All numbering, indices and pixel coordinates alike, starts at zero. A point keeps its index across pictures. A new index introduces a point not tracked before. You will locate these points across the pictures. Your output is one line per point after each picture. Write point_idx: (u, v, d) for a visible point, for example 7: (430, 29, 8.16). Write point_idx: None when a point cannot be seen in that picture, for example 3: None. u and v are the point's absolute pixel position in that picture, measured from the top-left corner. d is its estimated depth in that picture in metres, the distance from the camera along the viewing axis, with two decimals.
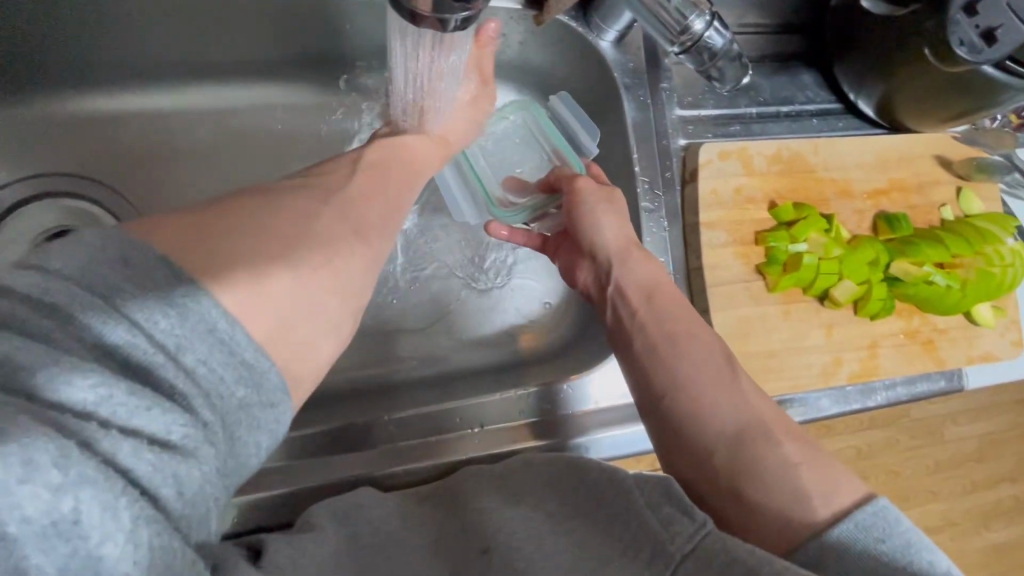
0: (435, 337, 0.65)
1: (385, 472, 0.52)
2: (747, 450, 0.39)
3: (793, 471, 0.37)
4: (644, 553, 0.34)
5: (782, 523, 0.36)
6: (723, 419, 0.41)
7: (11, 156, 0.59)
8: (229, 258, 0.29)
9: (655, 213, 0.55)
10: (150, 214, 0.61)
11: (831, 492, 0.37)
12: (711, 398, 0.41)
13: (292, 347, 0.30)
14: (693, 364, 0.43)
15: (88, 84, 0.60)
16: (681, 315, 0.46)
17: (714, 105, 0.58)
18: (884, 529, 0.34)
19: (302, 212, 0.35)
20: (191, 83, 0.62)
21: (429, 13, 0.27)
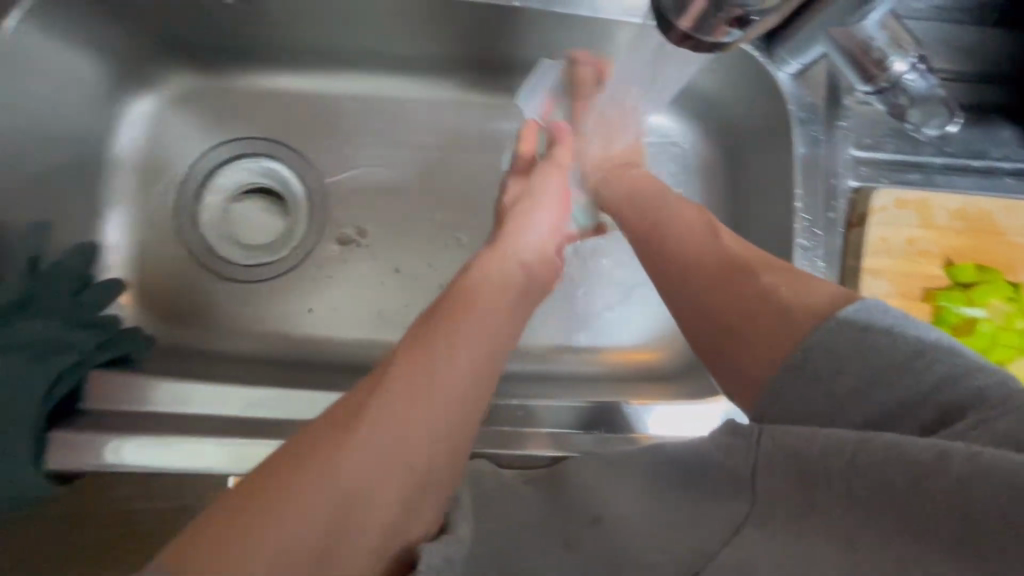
0: (558, 337, 0.67)
1: (503, 454, 0.55)
2: (725, 285, 0.44)
3: (769, 290, 0.42)
4: (729, 490, 0.35)
5: (774, 333, 0.39)
6: (693, 264, 0.47)
7: (227, 119, 0.69)
8: (269, 519, 0.32)
9: (812, 252, 0.53)
10: (325, 183, 0.70)
11: (805, 290, 0.41)
12: (682, 257, 0.48)
13: None
14: (679, 238, 0.49)
15: (297, 64, 0.68)
16: (686, 229, 0.49)
17: (894, 150, 0.55)
18: (868, 315, 0.37)
19: (364, 403, 0.37)
20: (379, 73, 0.69)
21: (688, 25, 0.34)
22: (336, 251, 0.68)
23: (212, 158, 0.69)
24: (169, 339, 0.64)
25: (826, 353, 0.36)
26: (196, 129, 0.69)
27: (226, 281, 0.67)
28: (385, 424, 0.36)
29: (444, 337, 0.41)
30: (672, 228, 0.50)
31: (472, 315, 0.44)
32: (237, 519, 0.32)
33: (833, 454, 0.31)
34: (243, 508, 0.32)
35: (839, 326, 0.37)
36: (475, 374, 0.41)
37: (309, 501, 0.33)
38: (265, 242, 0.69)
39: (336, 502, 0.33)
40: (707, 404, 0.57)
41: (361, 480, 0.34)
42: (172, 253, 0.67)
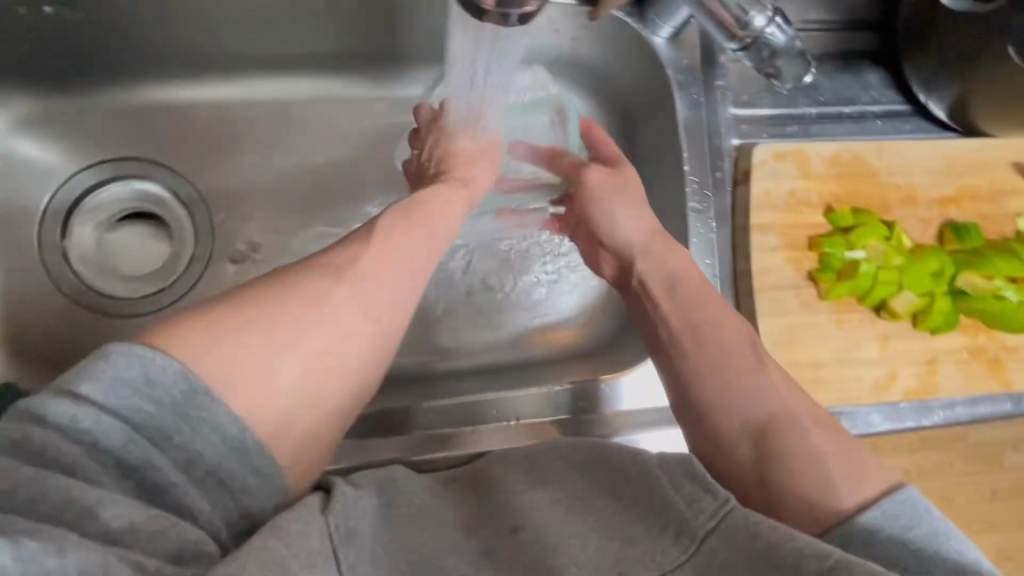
0: (476, 328, 0.66)
1: (424, 457, 0.53)
2: (774, 433, 0.39)
3: (797, 462, 0.38)
4: (669, 531, 0.35)
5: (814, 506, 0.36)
6: (754, 395, 0.41)
7: (87, 140, 0.63)
8: (255, 366, 0.35)
9: (704, 214, 0.54)
10: (209, 199, 0.65)
11: (857, 479, 0.37)
12: (728, 366, 0.42)
13: (273, 416, 0.35)
14: (722, 344, 0.44)
15: (158, 73, 0.63)
16: (704, 323, 0.45)
17: (772, 105, 0.56)
18: (911, 518, 0.35)
19: (335, 271, 0.41)
20: (252, 74, 0.64)
21: (494, 8, 0.32)
22: (230, 271, 0.64)
23: (76, 186, 0.63)
24: None
25: (859, 540, 0.34)
26: (52, 157, 0.63)
27: (110, 318, 0.62)
28: (349, 299, 0.40)
29: (409, 225, 0.46)
30: (712, 337, 0.44)
31: (449, 208, 0.50)
32: (218, 360, 0.35)
33: (813, 562, 0.31)
34: (223, 350, 0.35)
35: (876, 525, 0.35)
36: (427, 263, 0.46)
37: (294, 349, 0.37)
38: (152, 270, 0.64)
39: (317, 357, 0.38)
40: (624, 377, 0.57)
41: (334, 338, 0.39)
42: (44, 294, 0.61)
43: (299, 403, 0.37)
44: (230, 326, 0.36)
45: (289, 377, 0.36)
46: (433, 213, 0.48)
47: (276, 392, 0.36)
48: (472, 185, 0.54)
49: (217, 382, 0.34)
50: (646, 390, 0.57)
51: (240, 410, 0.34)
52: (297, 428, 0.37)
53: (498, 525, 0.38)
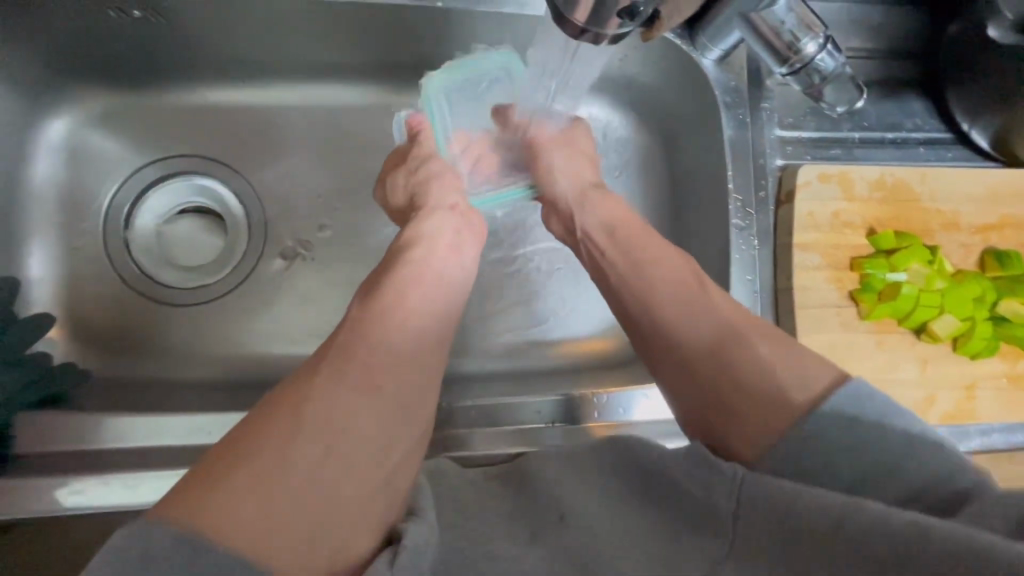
0: (513, 332, 0.67)
1: (467, 454, 0.55)
2: (727, 355, 0.44)
3: (744, 376, 0.42)
4: (706, 523, 0.35)
5: (772, 407, 0.40)
6: (702, 332, 0.46)
7: (153, 139, 0.67)
8: (261, 475, 0.34)
9: (746, 232, 0.55)
10: (264, 197, 0.68)
11: (806, 377, 0.41)
12: (679, 312, 0.47)
13: (300, 529, 0.34)
14: (670, 287, 0.49)
15: (223, 76, 0.66)
16: (653, 270, 0.50)
17: (815, 128, 0.58)
18: (858, 404, 0.38)
19: (329, 370, 0.41)
20: (312, 81, 0.67)
21: (584, 25, 0.35)
22: (279, 266, 0.67)
23: (140, 180, 0.67)
24: (109, 371, 0.61)
25: (820, 437, 0.37)
26: (120, 151, 0.66)
27: (165, 305, 0.65)
28: (352, 390, 0.40)
29: (392, 311, 0.46)
30: (655, 292, 0.49)
31: (440, 261, 0.51)
32: (242, 478, 0.34)
33: (819, 516, 0.31)
34: (215, 497, 0.33)
35: (827, 415, 0.38)
36: (423, 329, 0.47)
37: (304, 457, 0.36)
38: (205, 262, 0.67)
39: (320, 450, 0.37)
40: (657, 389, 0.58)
41: (343, 424, 0.38)
42: (104, 281, 0.64)
43: (317, 505, 0.35)
44: (216, 468, 0.35)
45: (300, 477, 0.35)
46: (411, 289, 0.48)
47: (289, 503, 0.34)
48: (461, 250, 0.53)
49: (214, 521, 0.32)
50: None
51: (253, 534, 0.32)
52: (321, 530, 0.35)
53: (546, 515, 0.40)
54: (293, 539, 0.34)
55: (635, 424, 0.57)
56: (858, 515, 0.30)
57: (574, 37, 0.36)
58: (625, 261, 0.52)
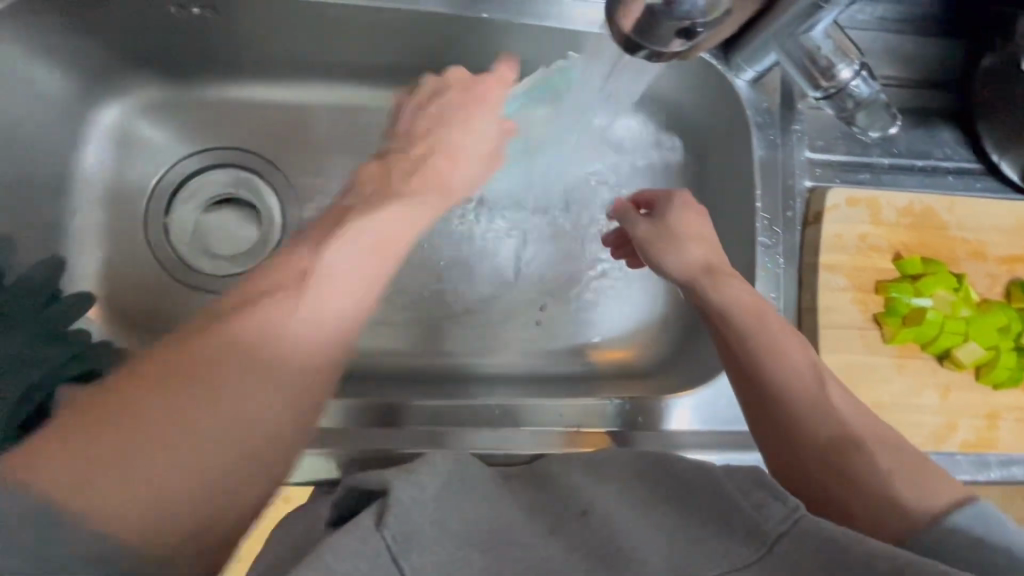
0: (535, 336, 0.69)
1: (490, 452, 0.56)
2: (848, 456, 0.40)
3: (862, 481, 0.39)
4: (738, 534, 0.37)
5: (888, 518, 0.37)
6: (827, 425, 0.42)
7: (198, 130, 0.69)
8: (128, 454, 0.31)
9: (772, 249, 0.56)
10: (300, 191, 0.70)
11: (927, 492, 0.38)
12: (797, 387, 0.43)
13: (173, 519, 0.31)
14: (788, 359, 0.44)
15: (271, 74, 0.68)
16: (766, 331, 0.45)
17: (846, 151, 0.59)
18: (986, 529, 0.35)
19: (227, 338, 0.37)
20: (355, 83, 0.70)
21: (632, 35, 0.38)
22: None
23: (184, 168, 0.69)
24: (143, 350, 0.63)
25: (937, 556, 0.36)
26: (168, 140, 0.68)
27: (199, 291, 0.67)
28: (259, 358, 0.38)
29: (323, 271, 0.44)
30: (772, 359, 0.44)
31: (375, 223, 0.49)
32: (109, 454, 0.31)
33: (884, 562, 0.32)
34: (82, 449, 0.31)
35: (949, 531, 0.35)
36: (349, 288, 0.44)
37: (180, 450, 0.32)
38: (240, 251, 0.69)
39: (212, 433, 0.34)
40: (692, 395, 0.59)
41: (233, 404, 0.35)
42: (143, 263, 0.66)
43: (191, 498, 0.32)
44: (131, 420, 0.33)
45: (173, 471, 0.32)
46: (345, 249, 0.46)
47: (166, 490, 0.31)
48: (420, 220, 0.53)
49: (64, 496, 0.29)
50: (708, 414, 0.59)
51: (124, 518, 0.30)
52: (221, 511, 0.34)
53: (566, 510, 0.40)
54: (166, 529, 0.31)
55: (675, 433, 0.58)
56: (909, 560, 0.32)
57: (623, 47, 0.39)
58: (758, 342, 0.45)
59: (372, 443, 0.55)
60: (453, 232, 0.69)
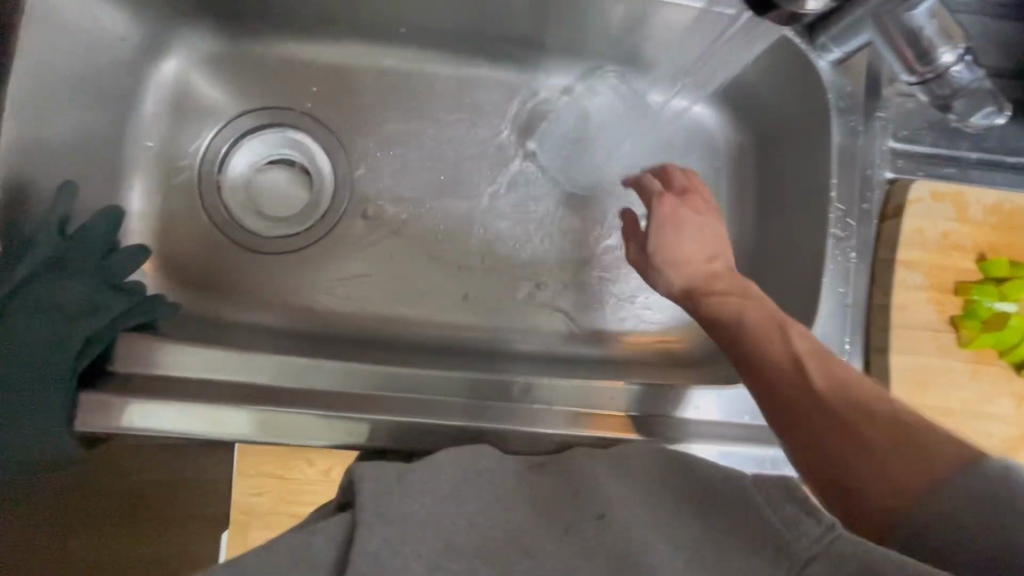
0: (581, 317, 0.68)
1: (512, 433, 0.55)
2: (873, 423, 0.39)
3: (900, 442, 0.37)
4: (766, 549, 0.34)
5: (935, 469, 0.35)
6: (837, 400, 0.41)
7: (252, 88, 0.68)
8: None
9: (844, 242, 0.53)
10: (352, 156, 0.69)
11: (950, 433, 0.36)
12: (796, 377, 0.44)
13: None
14: (782, 354, 0.45)
15: (329, 32, 0.67)
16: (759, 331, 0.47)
17: (932, 143, 0.55)
18: None
19: None
20: (410, 47, 0.68)
21: None
22: (360, 226, 0.68)
23: (238, 126, 0.68)
24: (190, 307, 0.63)
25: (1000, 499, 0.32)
26: (223, 97, 0.68)
27: (248, 252, 0.67)
28: None
29: None
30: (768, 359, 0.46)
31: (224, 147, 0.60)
32: None
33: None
34: None
35: None
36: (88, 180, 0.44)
37: None
38: (290, 213, 0.69)
39: None
40: (713, 390, 0.58)
41: None
42: (194, 220, 0.66)
43: None
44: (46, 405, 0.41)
45: None
46: None
47: None
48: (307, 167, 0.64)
49: None
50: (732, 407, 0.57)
51: None
52: None
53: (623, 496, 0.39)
54: None
55: (712, 423, 0.57)
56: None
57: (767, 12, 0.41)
58: (751, 344, 0.47)
59: (418, 411, 0.55)
60: (507, 209, 0.69)
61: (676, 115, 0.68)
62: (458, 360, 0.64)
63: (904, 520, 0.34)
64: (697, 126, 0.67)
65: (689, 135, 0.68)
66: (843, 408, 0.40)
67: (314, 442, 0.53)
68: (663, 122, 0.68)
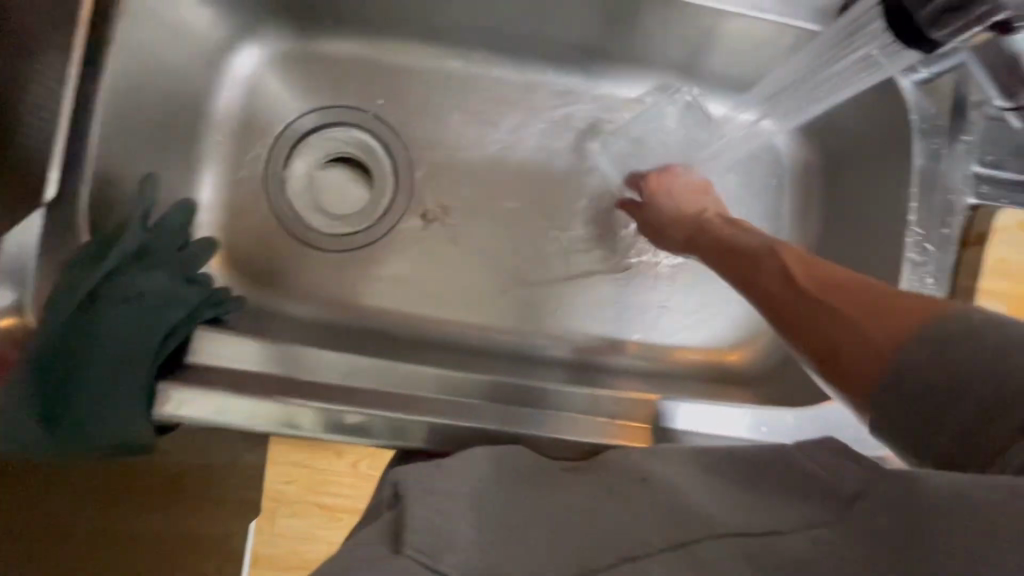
0: (637, 327, 0.68)
1: (532, 436, 0.53)
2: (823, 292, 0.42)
3: (855, 310, 0.40)
4: (811, 496, 0.34)
5: (880, 326, 0.38)
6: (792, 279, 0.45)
7: (322, 86, 0.69)
8: None
9: (921, 268, 0.52)
10: (415, 158, 0.69)
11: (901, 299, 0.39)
12: (774, 269, 0.47)
13: None
14: (766, 253, 0.48)
15: (397, 33, 0.67)
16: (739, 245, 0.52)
17: (1018, 171, 0.54)
18: None
19: None
20: (479, 51, 0.68)
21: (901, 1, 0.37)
22: (418, 226, 0.68)
23: (303, 123, 0.69)
24: (253, 299, 0.65)
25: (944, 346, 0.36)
26: (292, 94, 0.69)
27: (308, 247, 0.68)
28: None
29: None
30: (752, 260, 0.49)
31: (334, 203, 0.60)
32: None
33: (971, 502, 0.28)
34: None
35: None
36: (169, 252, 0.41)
37: None
38: (352, 211, 0.69)
39: None
40: (707, 403, 0.56)
41: None
42: (258, 214, 0.67)
43: None
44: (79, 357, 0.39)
45: None
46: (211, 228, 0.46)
47: None
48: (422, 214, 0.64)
49: None
50: (741, 417, 0.55)
51: None
52: None
53: None
54: None
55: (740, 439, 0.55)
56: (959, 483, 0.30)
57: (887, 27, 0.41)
58: (736, 252, 0.51)
59: (455, 415, 0.53)
60: (567, 216, 0.69)
61: (750, 133, 0.67)
62: (512, 365, 0.64)
63: (895, 374, 0.37)
64: (772, 145, 0.67)
65: (763, 156, 0.67)
66: (815, 287, 0.43)
67: (357, 437, 0.51)
68: (737, 141, 0.67)
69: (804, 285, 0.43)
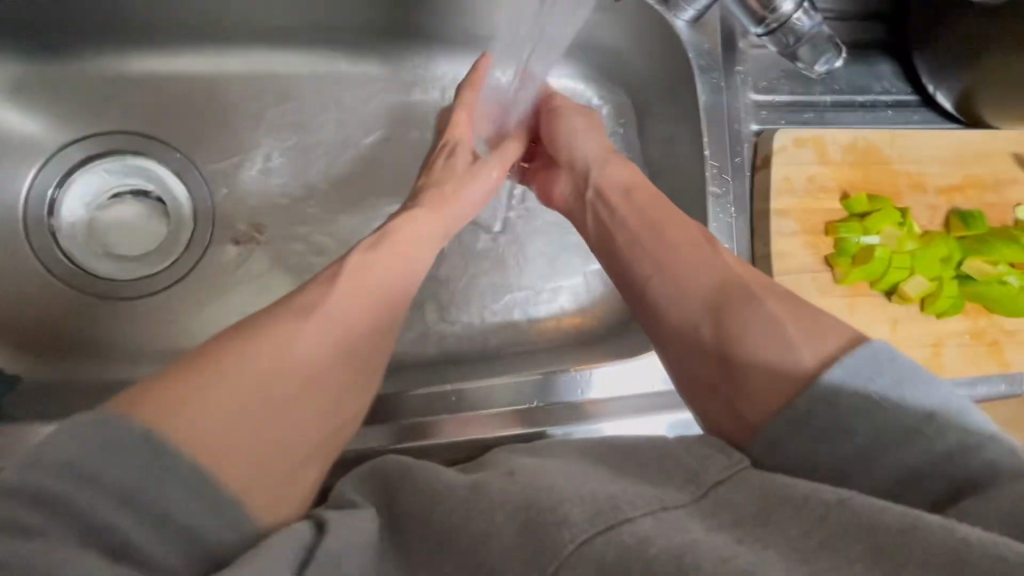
0: (488, 308, 0.64)
1: (422, 447, 0.51)
2: (730, 318, 0.41)
3: (755, 344, 0.39)
4: (676, 481, 0.32)
5: (774, 377, 0.37)
6: (698, 292, 0.43)
7: (79, 113, 0.60)
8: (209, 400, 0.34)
9: (723, 199, 0.54)
10: (210, 175, 0.62)
11: (814, 338, 0.37)
12: (679, 271, 0.45)
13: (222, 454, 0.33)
14: (669, 247, 0.47)
15: (160, 42, 0.60)
16: (661, 224, 0.48)
17: (789, 91, 0.57)
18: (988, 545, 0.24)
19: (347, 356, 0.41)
20: (258, 46, 0.62)
21: None
22: (232, 252, 0.61)
23: (64, 161, 0.60)
24: (47, 374, 0.56)
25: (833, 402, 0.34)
26: (43, 128, 0.59)
27: (105, 301, 0.59)
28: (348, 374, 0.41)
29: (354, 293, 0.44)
30: (653, 259, 0.47)
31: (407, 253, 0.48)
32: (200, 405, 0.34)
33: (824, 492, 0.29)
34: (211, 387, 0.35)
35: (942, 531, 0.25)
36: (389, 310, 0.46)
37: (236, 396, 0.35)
38: (148, 250, 0.61)
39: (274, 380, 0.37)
40: (625, 363, 0.54)
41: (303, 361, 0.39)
42: (30, 275, 0.58)
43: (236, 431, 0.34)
44: (183, 379, 0.35)
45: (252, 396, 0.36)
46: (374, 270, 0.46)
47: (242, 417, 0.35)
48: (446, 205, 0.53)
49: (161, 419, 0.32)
50: (635, 379, 0.54)
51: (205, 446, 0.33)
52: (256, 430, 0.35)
53: None
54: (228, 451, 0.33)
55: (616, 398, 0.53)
56: (864, 500, 0.28)
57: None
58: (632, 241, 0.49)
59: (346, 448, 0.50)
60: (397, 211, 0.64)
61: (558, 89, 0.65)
62: None
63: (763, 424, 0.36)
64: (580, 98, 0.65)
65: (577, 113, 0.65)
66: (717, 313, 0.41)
67: None
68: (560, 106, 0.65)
69: (707, 305, 0.42)
